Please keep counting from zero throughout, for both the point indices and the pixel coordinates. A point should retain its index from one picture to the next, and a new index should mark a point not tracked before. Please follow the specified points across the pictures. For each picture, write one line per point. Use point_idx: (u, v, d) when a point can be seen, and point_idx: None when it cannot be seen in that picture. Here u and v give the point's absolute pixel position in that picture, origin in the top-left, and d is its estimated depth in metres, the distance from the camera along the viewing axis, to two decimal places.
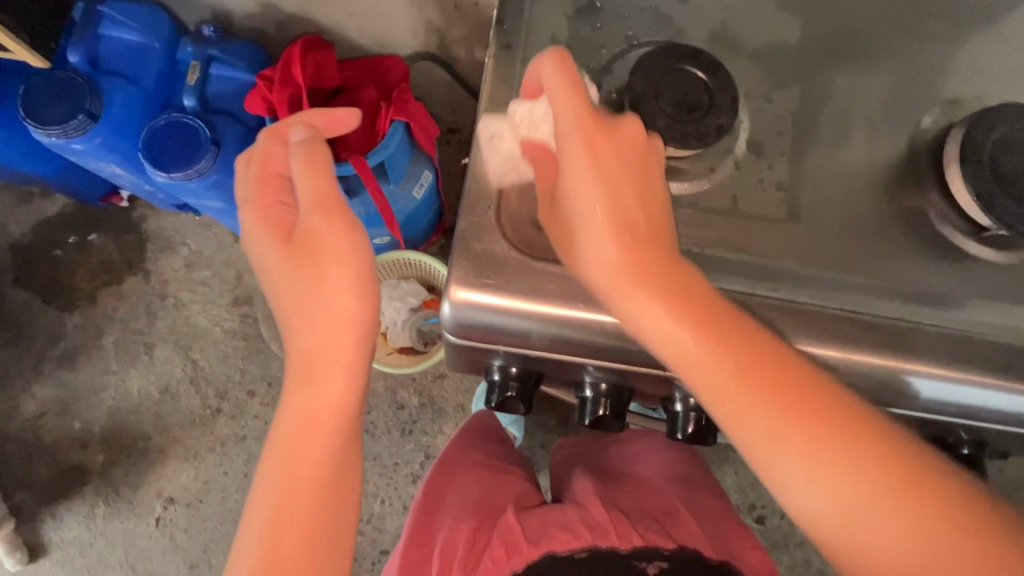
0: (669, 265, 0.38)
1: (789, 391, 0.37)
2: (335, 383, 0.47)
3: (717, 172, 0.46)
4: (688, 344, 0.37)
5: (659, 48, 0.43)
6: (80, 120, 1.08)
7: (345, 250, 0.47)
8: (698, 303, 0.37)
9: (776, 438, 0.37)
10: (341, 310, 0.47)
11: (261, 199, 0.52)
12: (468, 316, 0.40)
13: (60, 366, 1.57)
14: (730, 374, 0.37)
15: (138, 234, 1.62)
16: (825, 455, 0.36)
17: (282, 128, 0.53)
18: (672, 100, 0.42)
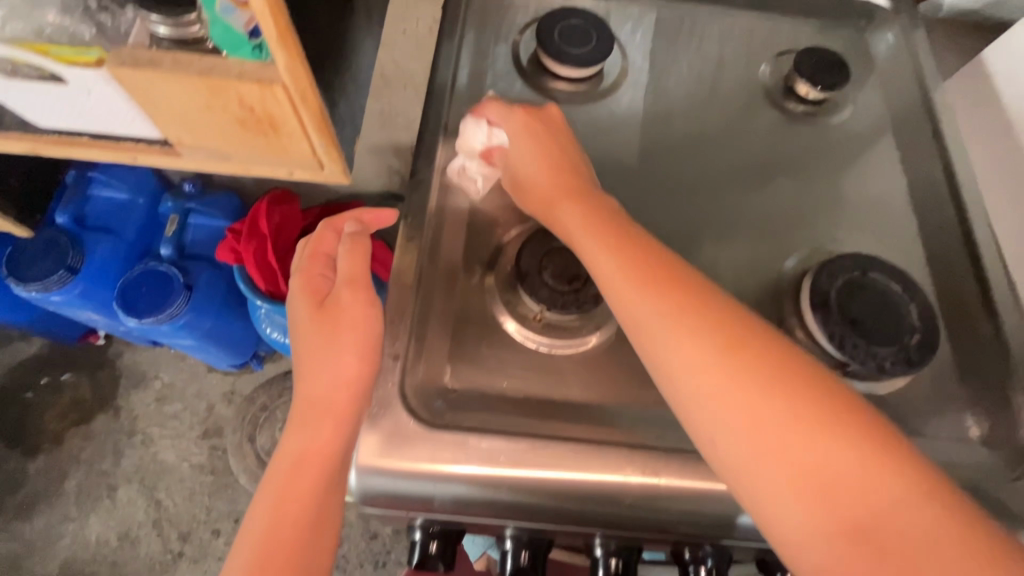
0: (678, 298, 0.43)
1: (731, 361, 0.40)
2: (324, 434, 0.43)
3: (605, 329, 0.51)
4: (688, 356, 0.40)
5: (541, 230, 0.52)
6: (60, 274, 1.16)
7: (360, 326, 0.46)
8: (647, 282, 0.44)
9: (756, 445, 0.38)
10: (345, 371, 0.45)
11: (304, 269, 0.51)
12: (473, 169, 0.55)
13: (16, 517, 1.51)
14: (732, 381, 0.39)
15: (112, 371, 1.64)
16: (813, 462, 0.36)
17: (338, 219, 0.54)
18: (555, 272, 0.49)
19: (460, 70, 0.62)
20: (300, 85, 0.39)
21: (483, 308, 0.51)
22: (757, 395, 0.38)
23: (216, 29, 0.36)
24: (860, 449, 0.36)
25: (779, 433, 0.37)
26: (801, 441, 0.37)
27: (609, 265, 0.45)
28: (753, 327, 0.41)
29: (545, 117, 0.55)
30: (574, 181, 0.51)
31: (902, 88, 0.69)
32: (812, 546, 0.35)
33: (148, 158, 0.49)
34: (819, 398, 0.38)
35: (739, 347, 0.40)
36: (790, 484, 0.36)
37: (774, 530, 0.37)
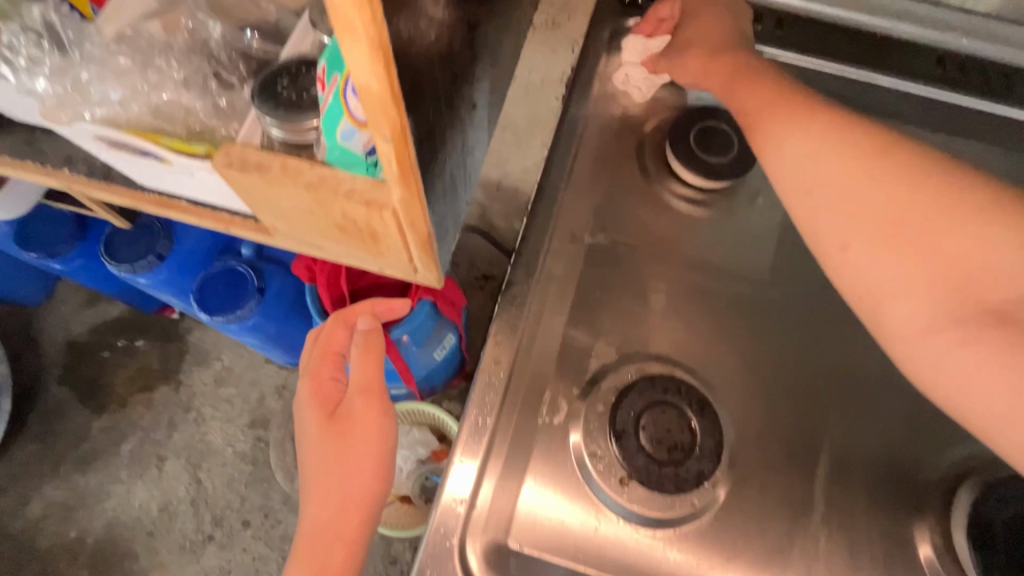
0: (817, 117, 0.40)
1: (872, 166, 0.37)
2: (335, 558, 0.47)
3: (701, 510, 0.43)
4: (851, 190, 0.37)
5: (647, 378, 0.45)
6: (149, 260, 1.21)
7: (374, 439, 0.50)
8: (800, 113, 0.41)
9: (888, 223, 0.36)
10: (355, 489, 0.49)
11: (315, 372, 0.54)
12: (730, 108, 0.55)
13: (75, 468, 1.60)
14: (882, 206, 0.36)
15: (180, 345, 1.72)
16: (935, 206, 0.35)
17: (349, 313, 0.58)
18: (654, 437, 0.43)
19: (576, 158, 0.56)
20: (412, 214, 0.34)
21: (564, 455, 0.45)
22: (892, 201, 0.36)
23: (335, 150, 0.32)
24: (995, 246, 0.33)
25: (915, 205, 0.36)
26: (935, 225, 0.35)
27: (769, 97, 0.44)
28: (886, 136, 0.39)
29: (711, 12, 0.52)
30: (715, 34, 0.51)
31: None
32: (930, 313, 0.34)
33: (242, 232, 0.46)
34: (977, 201, 0.35)
35: (890, 172, 0.37)
36: (906, 300, 0.35)
37: (883, 310, 0.36)
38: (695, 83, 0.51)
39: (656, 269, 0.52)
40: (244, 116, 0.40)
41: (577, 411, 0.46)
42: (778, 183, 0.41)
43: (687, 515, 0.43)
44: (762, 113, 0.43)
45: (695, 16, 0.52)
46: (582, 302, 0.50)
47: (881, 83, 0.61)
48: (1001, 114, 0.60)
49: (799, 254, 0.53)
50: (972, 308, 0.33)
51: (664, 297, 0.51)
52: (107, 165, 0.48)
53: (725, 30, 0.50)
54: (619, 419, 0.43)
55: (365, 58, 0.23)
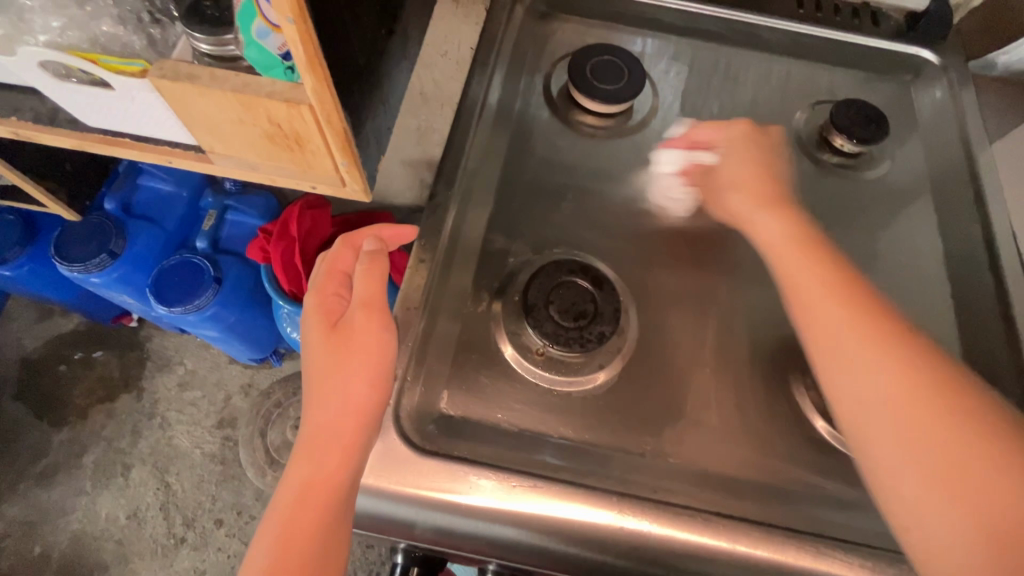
0: (863, 322, 0.43)
1: (916, 384, 0.40)
2: (331, 460, 0.43)
3: (607, 369, 0.49)
4: (893, 429, 0.40)
5: (553, 262, 0.51)
6: (102, 257, 1.22)
7: (372, 349, 0.47)
8: (872, 331, 0.42)
9: (919, 444, 0.39)
10: (354, 394, 0.45)
11: (319, 288, 0.51)
12: (671, 187, 0.57)
13: (36, 485, 1.57)
14: (918, 426, 0.39)
15: (141, 352, 1.71)
16: (962, 467, 0.37)
17: (356, 236, 0.55)
18: (560, 308, 0.49)
19: (489, 99, 0.63)
20: (325, 108, 0.40)
21: (488, 336, 0.51)
22: (935, 448, 0.38)
23: (252, 48, 0.38)
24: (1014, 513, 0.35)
25: (946, 450, 0.38)
26: (951, 482, 0.37)
27: (833, 303, 0.44)
28: (903, 337, 0.42)
29: (761, 138, 0.55)
30: (756, 148, 0.54)
31: (943, 146, 0.67)
32: (946, 537, 0.37)
33: (182, 162, 0.51)
34: (1003, 450, 0.37)
35: (938, 408, 0.39)
36: (918, 517, 0.38)
37: (902, 516, 0.39)
38: (743, 217, 0.51)
39: (564, 184, 0.59)
40: (175, 45, 0.45)
41: (497, 301, 0.52)
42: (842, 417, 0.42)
43: (594, 373, 0.49)
44: (779, 256, 0.48)
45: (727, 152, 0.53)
46: (500, 214, 0.57)
47: (751, 20, 0.70)
48: (854, 42, 0.70)
49: None
50: (991, 528, 0.36)
51: (572, 206, 0.58)
52: (51, 112, 0.52)
53: (737, 153, 0.53)
54: (529, 295, 0.49)
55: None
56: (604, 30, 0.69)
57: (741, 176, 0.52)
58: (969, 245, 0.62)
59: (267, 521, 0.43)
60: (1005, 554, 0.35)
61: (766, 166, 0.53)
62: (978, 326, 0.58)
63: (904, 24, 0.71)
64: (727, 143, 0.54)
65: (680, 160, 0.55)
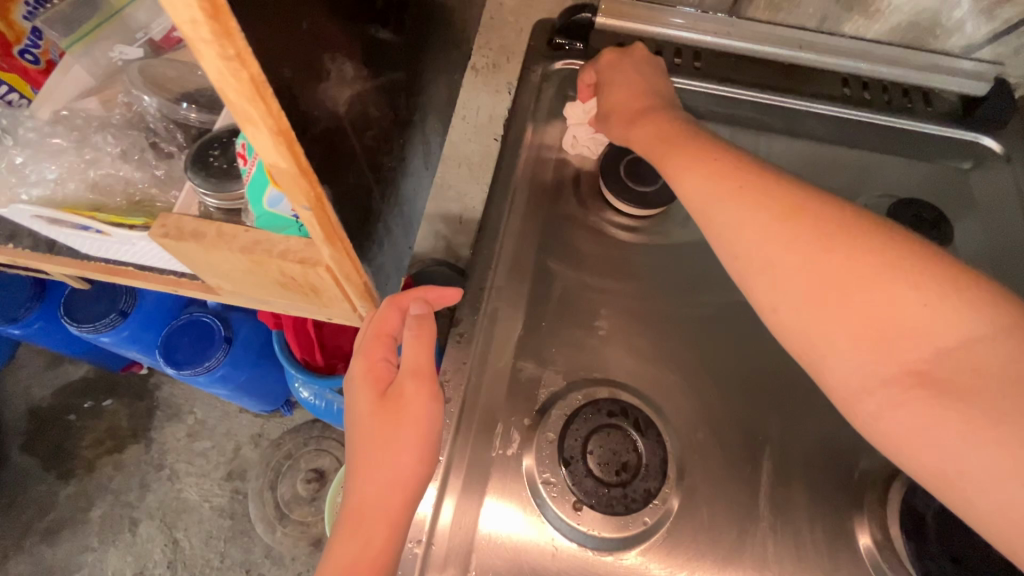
0: (812, 198, 0.40)
1: (828, 218, 0.39)
2: (377, 537, 0.42)
3: (653, 529, 0.45)
4: (796, 271, 0.38)
5: (591, 404, 0.47)
6: (111, 318, 1.20)
7: (420, 424, 0.44)
8: (753, 187, 0.41)
9: (831, 286, 0.37)
10: (400, 471, 0.43)
11: (367, 352, 0.49)
12: (581, 139, 0.60)
13: (42, 540, 1.54)
14: (823, 261, 0.37)
15: (150, 401, 1.68)
16: (888, 307, 0.35)
17: (403, 297, 0.51)
18: (601, 460, 0.45)
19: (514, 200, 0.59)
20: (344, 270, 0.36)
21: (517, 486, 0.46)
22: (821, 292, 0.37)
23: (263, 217, 0.34)
24: (915, 309, 0.34)
25: (883, 306, 0.35)
26: (840, 321, 0.36)
27: (699, 175, 0.44)
28: (838, 206, 0.39)
29: (635, 62, 0.57)
30: (643, 72, 0.56)
31: (1012, 242, 0.61)
32: (878, 397, 0.35)
33: (188, 292, 0.47)
34: (872, 258, 0.36)
35: (829, 250, 0.37)
36: (840, 372, 0.36)
37: (830, 377, 0.37)
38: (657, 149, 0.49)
39: (597, 297, 0.55)
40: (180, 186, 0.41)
41: (528, 442, 0.47)
42: (739, 274, 0.41)
43: (639, 535, 0.44)
44: (668, 153, 0.47)
45: (613, 82, 0.56)
46: (527, 335, 0.52)
47: (794, 105, 0.66)
48: (906, 127, 0.65)
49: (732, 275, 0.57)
50: (904, 369, 0.34)
51: (606, 324, 0.53)
52: (52, 238, 0.49)
53: (635, 87, 0.55)
54: (565, 447, 0.45)
55: (237, 88, 0.24)
56: None
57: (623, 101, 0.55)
58: None
59: None
60: (922, 382, 0.34)
61: (651, 88, 0.55)
62: None
63: (959, 106, 0.66)
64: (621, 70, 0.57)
65: (585, 117, 0.59)
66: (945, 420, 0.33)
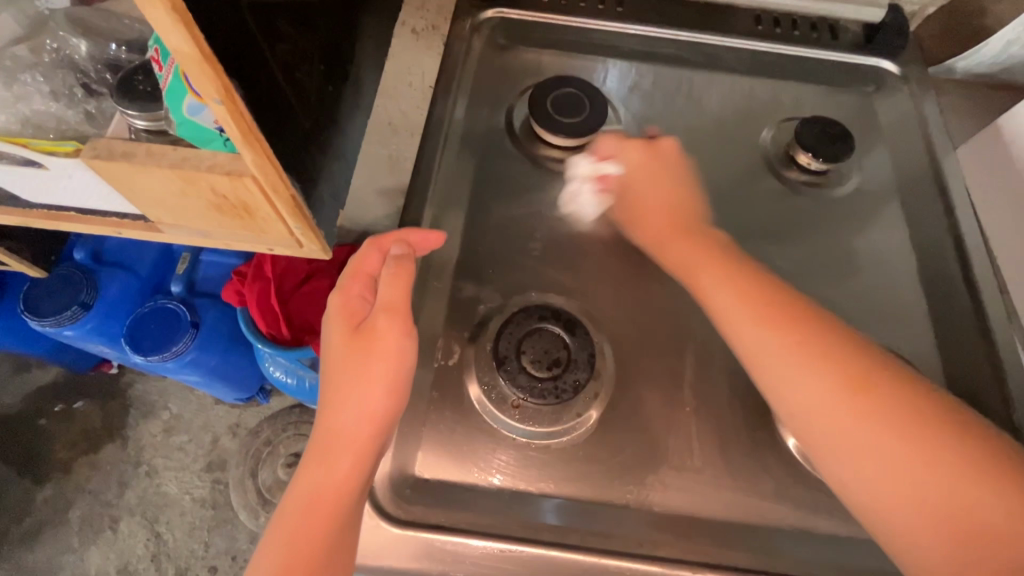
0: (894, 417, 0.41)
1: (893, 429, 0.41)
2: (342, 464, 0.43)
3: (585, 417, 0.48)
4: (854, 424, 0.42)
5: (522, 310, 0.50)
6: (74, 310, 1.19)
7: (392, 361, 0.45)
8: (796, 323, 0.46)
9: (890, 466, 0.40)
10: (370, 405, 0.44)
11: (344, 288, 0.49)
12: (586, 197, 0.57)
13: (20, 545, 1.52)
14: (873, 422, 0.41)
15: (123, 400, 1.67)
16: (952, 493, 0.39)
17: (383, 237, 0.50)
18: (533, 357, 0.48)
19: (449, 139, 0.62)
20: (269, 179, 0.39)
21: (459, 390, 0.49)
22: (873, 432, 0.41)
23: (184, 126, 0.37)
24: (949, 458, 0.40)
25: (951, 500, 0.39)
26: (893, 460, 0.40)
27: (745, 314, 0.47)
28: (898, 383, 0.43)
29: (659, 152, 0.56)
30: (647, 170, 0.56)
31: (912, 155, 0.66)
32: (917, 533, 0.39)
33: (130, 233, 0.49)
34: (927, 446, 0.40)
35: (880, 439, 0.41)
36: (881, 502, 0.40)
37: (881, 524, 0.40)
38: (629, 218, 0.56)
39: (531, 222, 0.58)
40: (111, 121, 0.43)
41: (467, 352, 0.51)
42: (797, 430, 0.44)
43: (573, 424, 0.48)
44: (669, 245, 0.53)
45: (622, 162, 0.56)
46: (466, 260, 0.56)
47: (711, 42, 0.70)
48: (814, 57, 0.70)
49: None
50: (951, 528, 0.38)
51: (541, 246, 0.57)
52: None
53: (638, 180, 0.56)
54: (499, 347, 0.48)
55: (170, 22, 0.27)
56: (562, 57, 0.68)
57: (643, 184, 0.55)
58: (942, 255, 0.61)
59: (280, 512, 0.44)
60: (961, 536, 0.38)
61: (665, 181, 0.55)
62: (956, 339, 0.57)
63: (861, 35, 0.71)
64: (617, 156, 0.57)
65: (592, 172, 0.57)
66: (982, 569, 0.37)
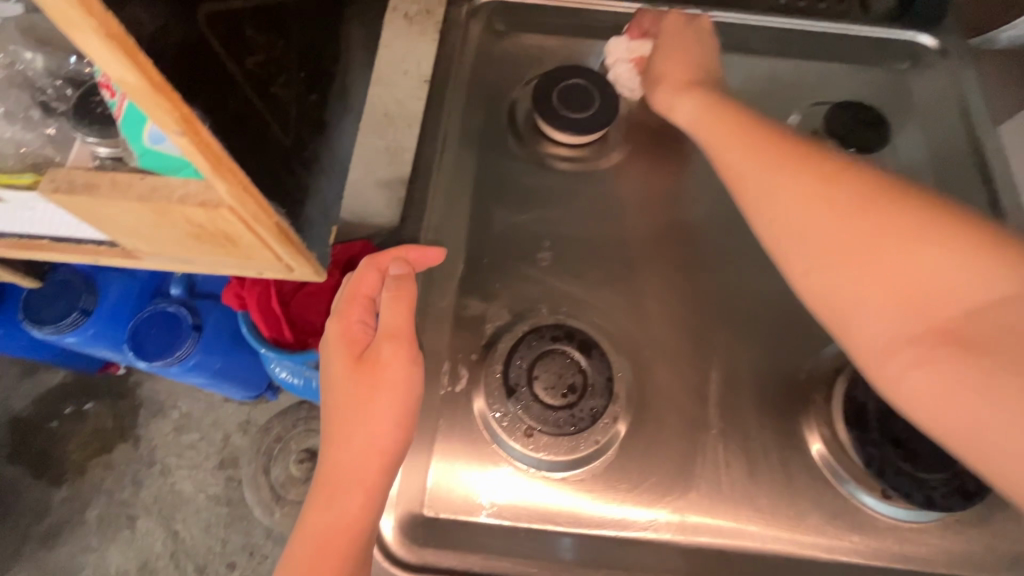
0: (878, 205, 0.39)
1: (878, 215, 0.39)
2: (352, 504, 0.41)
3: (605, 447, 0.45)
4: (831, 224, 0.40)
5: (533, 332, 0.46)
6: (74, 317, 1.18)
7: (399, 390, 0.43)
8: (783, 150, 0.44)
9: (869, 261, 0.38)
10: (378, 438, 0.42)
11: (342, 313, 0.47)
12: (625, 77, 0.58)
13: (41, 546, 1.54)
14: (853, 221, 0.39)
15: (132, 400, 1.67)
16: (942, 292, 0.36)
17: (381, 256, 0.48)
18: (547, 384, 0.45)
19: (447, 140, 0.57)
20: (248, 209, 0.35)
21: (468, 418, 0.46)
22: (856, 241, 0.39)
23: (147, 157, 0.33)
24: (947, 245, 0.36)
25: (912, 269, 0.37)
26: (875, 267, 0.38)
27: (738, 156, 0.46)
28: (893, 183, 0.40)
29: (697, 32, 0.55)
30: (688, 46, 0.55)
31: (952, 139, 0.61)
32: (898, 340, 0.36)
33: (109, 261, 0.46)
34: (920, 228, 0.37)
35: (868, 229, 0.39)
36: (854, 307, 0.39)
37: (853, 331, 0.39)
38: (667, 106, 0.53)
39: (538, 229, 0.54)
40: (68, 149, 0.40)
41: (476, 378, 0.47)
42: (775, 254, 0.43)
43: (590, 455, 0.45)
44: (708, 129, 0.49)
45: (661, 52, 0.55)
46: (471, 274, 0.52)
47: (729, 20, 0.64)
48: (843, 32, 0.64)
49: (674, 196, 0.56)
50: (931, 327, 0.35)
51: (550, 255, 0.53)
52: None
53: (682, 60, 0.54)
54: (509, 375, 0.44)
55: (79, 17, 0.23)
56: (568, 42, 0.63)
57: (668, 69, 0.54)
58: None
59: (288, 557, 0.42)
60: (954, 342, 0.34)
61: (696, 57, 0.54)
62: None
63: (895, 6, 0.65)
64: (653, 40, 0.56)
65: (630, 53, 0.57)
66: (964, 378, 0.33)
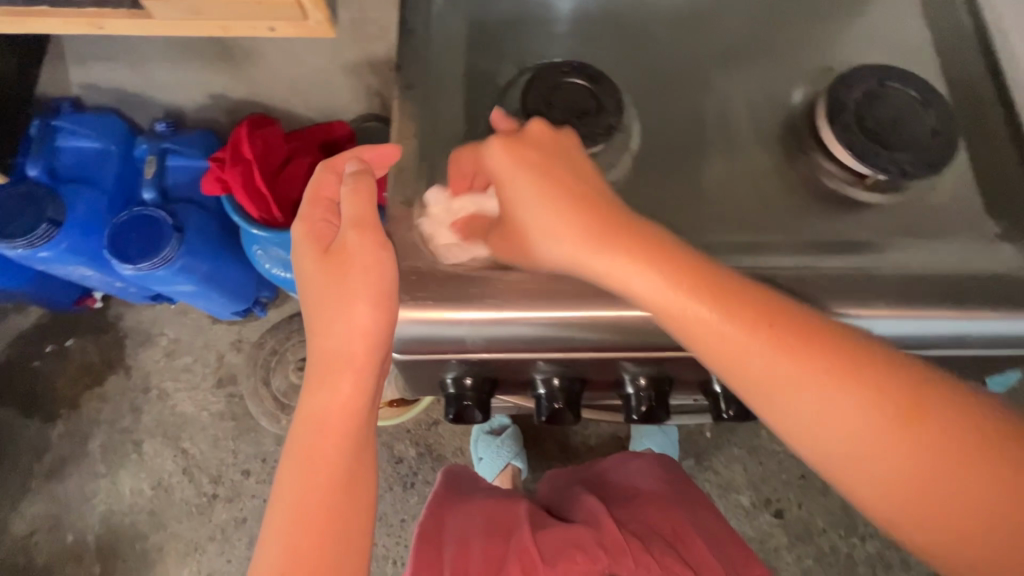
0: (842, 374, 0.37)
1: (844, 409, 0.37)
2: (344, 385, 0.44)
3: (616, 166, 0.53)
4: (783, 380, 0.38)
5: (545, 68, 0.51)
6: (45, 227, 1.11)
7: (372, 271, 0.44)
8: (713, 292, 0.39)
9: (838, 445, 0.37)
10: (361, 319, 0.44)
11: (306, 216, 0.49)
12: (450, 247, 0.48)
13: (47, 480, 1.54)
14: (804, 376, 0.37)
15: (116, 332, 1.64)
16: (905, 466, 0.36)
17: (337, 158, 0.51)
18: (564, 108, 0.49)
19: None
20: None
21: None
22: (820, 415, 0.37)
23: None
24: (910, 439, 0.36)
25: (866, 433, 0.36)
26: (835, 427, 0.37)
27: (651, 272, 0.40)
28: (838, 352, 0.38)
29: (535, 138, 0.44)
30: (526, 162, 0.42)
31: None
32: (870, 494, 0.37)
33: (116, 23, 0.46)
34: (889, 428, 0.36)
35: (837, 425, 0.37)
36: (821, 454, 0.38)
37: (823, 465, 0.38)
38: (546, 231, 0.42)
39: None
40: None
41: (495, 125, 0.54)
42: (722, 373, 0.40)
43: (602, 173, 0.53)
44: (604, 232, 0.40)
45: (510, 147, 0.43)
46: None
47: None
48: None
49: None
50: (904, 489, 0.36)
51: None
52: None
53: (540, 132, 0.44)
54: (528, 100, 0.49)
55: None
56: None
57: (532, 207, 0.42)
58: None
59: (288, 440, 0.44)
60: (919, 499, 0.36)
61: (571, 183, 0.42)
62: (967, 72, 0.58)
63: None
64: (498, 163, 0.43)
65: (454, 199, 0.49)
66: (930, 521, 0.36)
